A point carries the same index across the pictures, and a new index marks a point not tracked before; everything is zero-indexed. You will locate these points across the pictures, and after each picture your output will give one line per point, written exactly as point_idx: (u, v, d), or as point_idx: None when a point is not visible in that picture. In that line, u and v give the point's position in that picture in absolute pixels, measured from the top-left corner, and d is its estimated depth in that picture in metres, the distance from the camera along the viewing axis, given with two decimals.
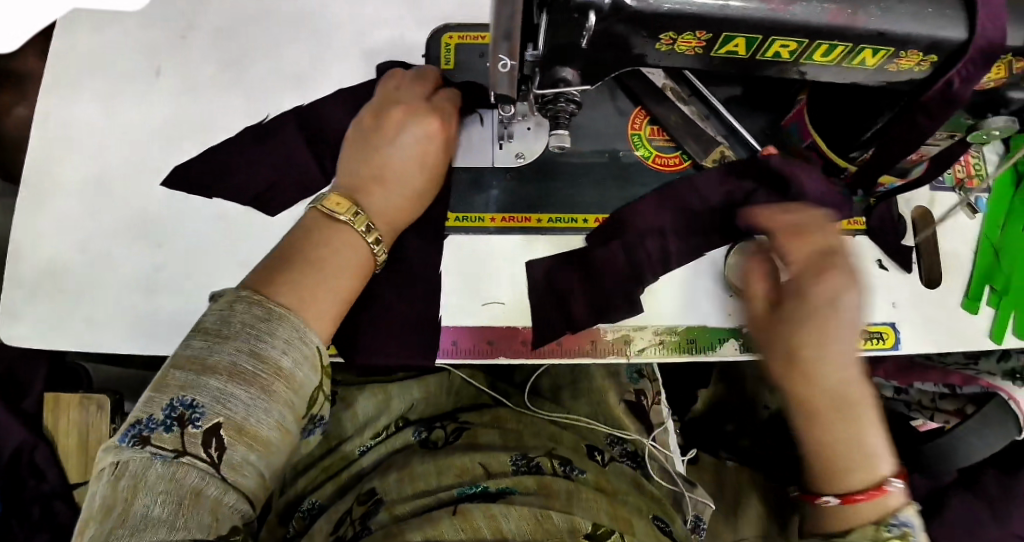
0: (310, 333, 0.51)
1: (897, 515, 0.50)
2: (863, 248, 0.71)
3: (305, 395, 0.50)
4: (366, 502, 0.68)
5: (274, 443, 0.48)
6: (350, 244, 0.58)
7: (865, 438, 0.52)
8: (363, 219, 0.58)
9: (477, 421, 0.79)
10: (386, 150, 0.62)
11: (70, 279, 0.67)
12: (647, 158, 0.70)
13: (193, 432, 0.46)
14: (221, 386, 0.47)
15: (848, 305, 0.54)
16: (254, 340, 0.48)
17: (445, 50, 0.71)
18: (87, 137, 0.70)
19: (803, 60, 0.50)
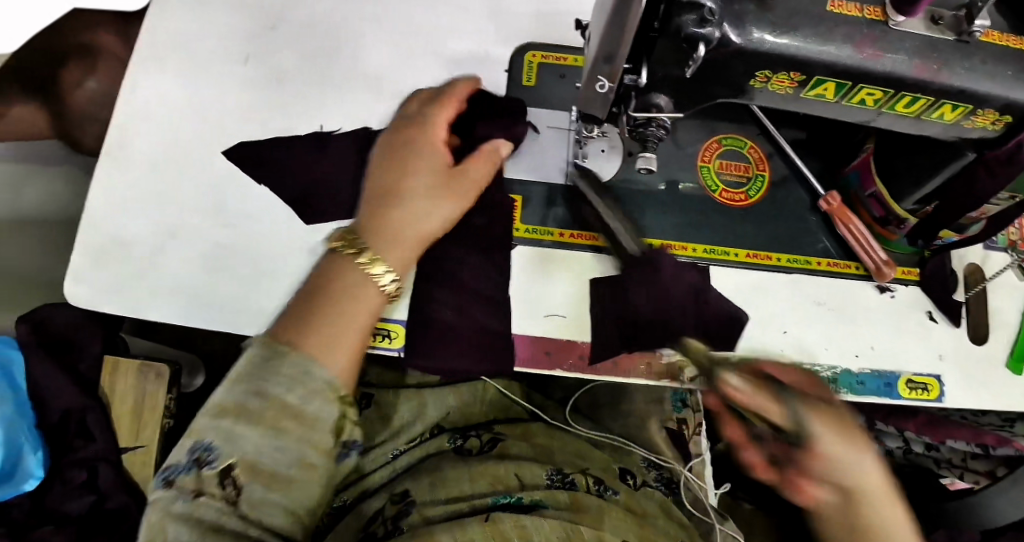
0: (317, 368, 0.53)
1: None
2: (914, 299, 0.72)
3: (322, 428, 0.53)
4: (399, 502, 0.69)
5: (295, 477, 0.52)
6: (358, 276, 0.58)
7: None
8: (366, 251, 0.59)
9: (510, 434, 0.78)
10: (393, 176, 0.63)
11: (138, 252, 0.69)
12: (712, 190, 0.71)
13: (210, 472, 0.50)
14: (231, 427, 0.51)
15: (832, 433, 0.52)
16: (259, 380, 0.52)
17: (528, 68, 0.73)
18: (170, 115, 0.73)
19: (884, 109, 0.52)
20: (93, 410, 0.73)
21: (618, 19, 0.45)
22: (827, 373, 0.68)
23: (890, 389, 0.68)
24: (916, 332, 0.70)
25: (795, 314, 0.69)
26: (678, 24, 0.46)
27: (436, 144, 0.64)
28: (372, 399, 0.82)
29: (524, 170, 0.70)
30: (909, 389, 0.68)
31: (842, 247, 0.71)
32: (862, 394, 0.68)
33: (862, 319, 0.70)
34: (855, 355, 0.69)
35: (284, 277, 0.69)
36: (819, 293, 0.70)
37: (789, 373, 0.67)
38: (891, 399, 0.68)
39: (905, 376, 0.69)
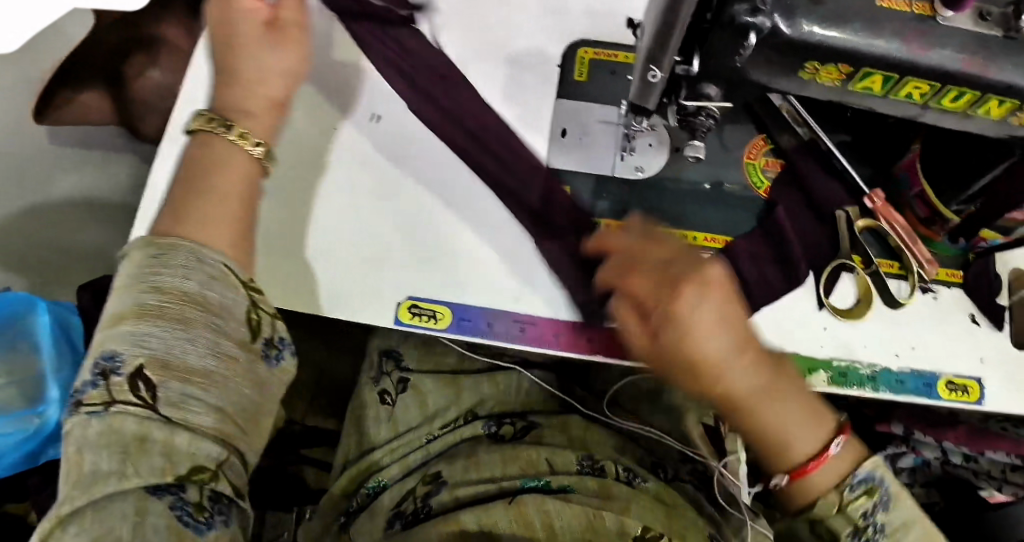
0: (207, 253, 0.49)
1: (853, 477, 0.53)
2: (957, 301, 0.71)
3: (231, 317, 0.48)
4: (430, 482, 0.71)
5: (216, 374, 0.47)
6: (227, 150, 0.54)
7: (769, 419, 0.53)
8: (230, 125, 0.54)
9: (546, 423, 0.78)
10: (235, 40, 0.56)
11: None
12: (757, 187, 0.70)
13: (118, 380, 0.44)
14: (134, 329, 0.45)
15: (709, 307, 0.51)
16: (152, 275, 0.46)
17: (579, 64, 0.73)
18: None
19: (931, 103, 0.53)
20: None
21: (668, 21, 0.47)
22: (868, 371, 0.67)
23: (929, 390, 0.68)
24: (958, 334, 0.70)
25: (837, 305, 0.68)
26: (731, 15, 0.47)
27: (255, 12, 0.57)
28: (409, 382, 0.81)
29: (568, 164, 0.69)
30: (949, 391, 0.68)
31: (882, 246, 0.70)
32: (901, 393, 0.68)
33: (905, 318, 0.69)
34: (895, 354, 0.68)
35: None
36: (857, 286, 0.69)
37: (828, 369, 0.67)
38: (929, 399, 0.68)
39: (945, 377, 0.69)
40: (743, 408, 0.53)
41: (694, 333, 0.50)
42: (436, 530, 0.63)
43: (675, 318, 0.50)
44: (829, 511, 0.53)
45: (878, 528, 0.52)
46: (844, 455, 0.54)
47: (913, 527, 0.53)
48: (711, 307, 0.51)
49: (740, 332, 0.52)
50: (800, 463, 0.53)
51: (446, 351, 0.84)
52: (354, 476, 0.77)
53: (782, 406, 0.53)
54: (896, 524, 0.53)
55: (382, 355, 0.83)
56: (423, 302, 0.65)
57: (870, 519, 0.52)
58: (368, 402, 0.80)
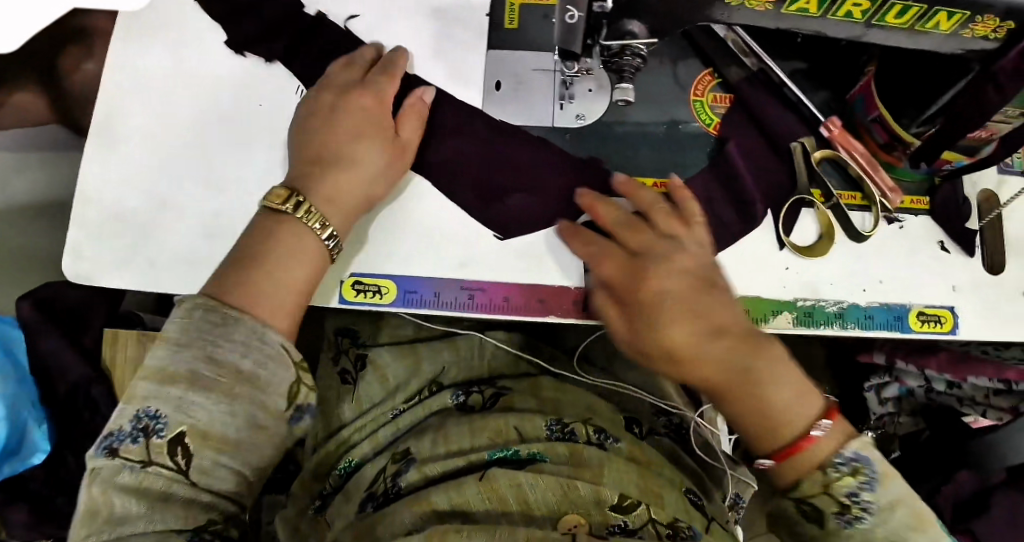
0: (269, 333, 0.50)
1: (843, 453, 0.50)
2: (925, 229, 0.68)
3: (274, 392, 0.49)
4: (399, 460, 0.68)
5: (247, 444, 0.48)
6: (296, 234, 0.55)
7: (773, 396, 0.52)
8: (307, 209, 0.56)
9: (515, 387, 0.75)
10: (335, 132, 0.59)
11: (135, 221, 0.68)
12: (708, 126, 0.66)
13: (157, 442, 0.45)
14: (182, 395, 0.46)
15: (676, 301, 0.54)
16: (211, 345, 0.48)
17: (509, 10, 0.67)
18: (155, 84, 0.71)
19: (874, 21, 0.49)
20: (96, 382, 0.71)
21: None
22: (835, 308, 0.65)
23: (901, 323, 0.65)
24: (926, 263, 0.67)
25: (798, 243, 0.65)
26: None
27: (383, 129, 0.61)
28: (368, 358, 0.79)
29: (506, 117, 0.65)
30: (920, 322, 0.66)
31: (842, 177, 0.66)
32: (871, 329, 0.65)
33: (869, 251, 0.66)
34: (863, 289, 0.66)
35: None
36: (819, 221, 0.65)
37: (793, 310, 0.64)
38: (901, 333, 0.65)
39: (917, 308, 0.66)
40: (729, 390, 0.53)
41: (665, 330, 0.53)
42: (410, 512, 0.60)
43: (653, 318, 0.54)
44: (816, 489, 0.51)
45: (867, 508, 0.49)
46: (834, 434, 0.51)
47: (898, 512, 0.49)
48: (686, 288, 0.55)
49: (720, 320, 0.54)
50: (797, 435, 0.51)
51: (402, 323, 0.81)
52: (324, 457, 0.75)
53: (777, 377, 0.52)
54: (886, 504, 0.49)
55: (340, 333, 0.81)
56: (367, 278, 0.62)
57: (858, 498, 0.50)
58: (330, 384, 0.79)
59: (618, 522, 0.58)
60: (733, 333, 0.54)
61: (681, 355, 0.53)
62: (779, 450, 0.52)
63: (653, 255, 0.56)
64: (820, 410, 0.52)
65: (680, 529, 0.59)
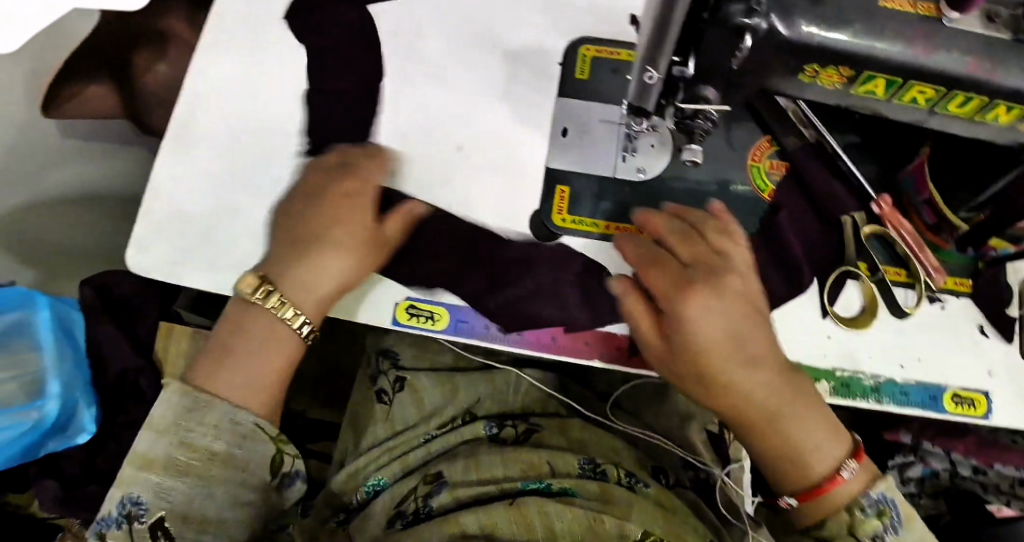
0: (242, 414, 0.57)
1: (868, 494, 0.58)
2: (965, 311, 0.69)
3: (255, 468, 0.58)
4: (431, 482, 0.70)
5: (227, 521, 0.57)
6: (268, 330, 0.60)
7: (798, 436, 0.58)
8: (286, 306, 0.60)
9: (547, 425, 0.77)
10: (315, 222, 0.62)
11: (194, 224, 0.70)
12: (762, 190, 0.68)
13: (139, 527, 0.54)
14: (158, 480, 0.55)
15: (717, 320, 0.56)
16: (185, 430, 0.56)
17: (581, 62, 0.70)
18: (238, 93, 0.73)
19: (937, 108, 0.51)
20: (146, 371, 0.75)
21: (664, 21, 0.45)
22: (871, 382, 0.66)
23: (935, 402, 0.66)
24: (963, 345, 0.68)
25: (841, 313, 0.67)
26: (726, 14, 0.44)
27: (352, 202, 0.63)
28: (406, 380, 0.80)
29: (566, 165, 0.67)
30: (954, 403, 0.66)
31: (889, 254, 0.68)
32: (905, 405, 0.66)
33: (909, 329, 0.68)
34: (900, 365, 0.67)
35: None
36: (862, 294, 0.67)
37: (829, 379, 0.65)
38: (935, 412, 0.66)
39: (952, 389, 0.67)
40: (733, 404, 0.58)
41: (696, 337, 0.56)
42: (441, 531, 0.63)
43: (674, 312, 0.57)
44: (840, 528, 0.58)
45: (893, 524, 0.57)
46: (857, 478, 0.58)
47: (911, 530, 0.57)
48: (728, 307, 0.57)
49: (754, 352, 0.58)
50: (820, 478, 0.58)
51: (441, 350, 0.83)
52: (350, 473, 0.76)
53: (807, 420, 0.58)
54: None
55: (379, 354, 0.83)
56: (420, 303, 0.64)
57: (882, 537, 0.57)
58: (366, 401, 0.81)
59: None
60: (772, 369, 0.58)
61: (722, 391, 0.57)
62: (805, 487, 0.59)
63: (704, 267, 0.59)
64: (846, 452, 0.59)
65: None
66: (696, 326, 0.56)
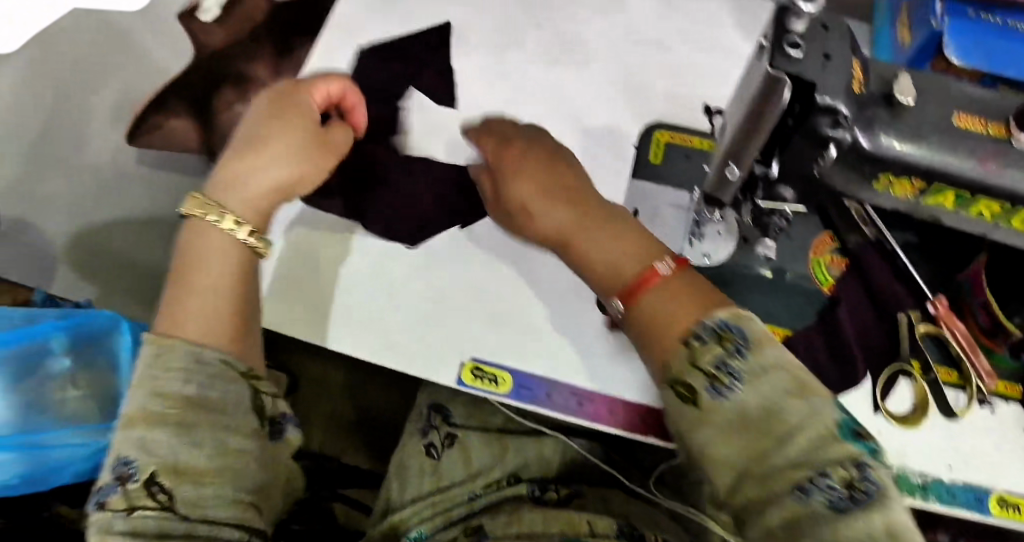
0: (207, 353, 0.54)
1: (704, 321, 0.48)
2: (1014, 417, 0.69)
3: (236, 410, 0.55)
4: (471, 535, 0.71)
5: (224, 469, 0.53)
6: (221, 249, 0.59)
7: (595, 252, 0.55)
8: (229, 219, 0.59)
9: (588, 492, 0.78)
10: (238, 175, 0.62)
11: (277, 268, 0.70)
12: (822, 283, 0.71)
13: (135, 486, 0.50)
14: (143, 435, 0.50)
15: (562, 166, 0.61)
16: (156, 379, 0.52)
17: (655, 146, 0.74)
18: None
19: (1001, 223, 0.54)
20: None
21: (749, 132, 0.50)
22: (919, 479, 0.67)
23: (980, 504, 0.66)
24: (1013, 451, 0.68)
25: (891, 409, 0.68)
26: (813, 125, 0.48)
27: (307, 122, 0.65)
28: (456, 438, 0.82)
29: None
30: (1001, 508, 0.66)
31: (942, 354, 0.70)
32: (951, 506, 0.66)
33: (958, 430, 0.68)
34: (947, 465, 0.67)
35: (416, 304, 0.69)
36: (914, 393, 0.69)
37: None
38: (979, 515, 0.66)
39: (999, 492, 0.67)
40: (571, 242, 0.57)
41: (585, 253, 0.56)
42: None
43: (507, 176, 0.61)
44: (685, 366, 0.47)
45: (736, 376, 0.45)
46: (692, 302, 0.49)
47: (789, 412, 0.44)
48: (527, 185, 0.59)
49: (572, 196, 0.58)
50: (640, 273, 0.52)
51: (493, 411, 0.84)
52: (394, 523, 0.78)
53: (604, 243, 0.55)
54: (756, 367, 0.45)
55: (430, 408, 0.85)
56: (485, 365, 0.67)
57: (724, 365, 0.46)
58: (413, 454, 0.82)
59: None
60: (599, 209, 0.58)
61: (580, 229, 0.56)
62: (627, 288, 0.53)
63: (562, 148, 0.64)
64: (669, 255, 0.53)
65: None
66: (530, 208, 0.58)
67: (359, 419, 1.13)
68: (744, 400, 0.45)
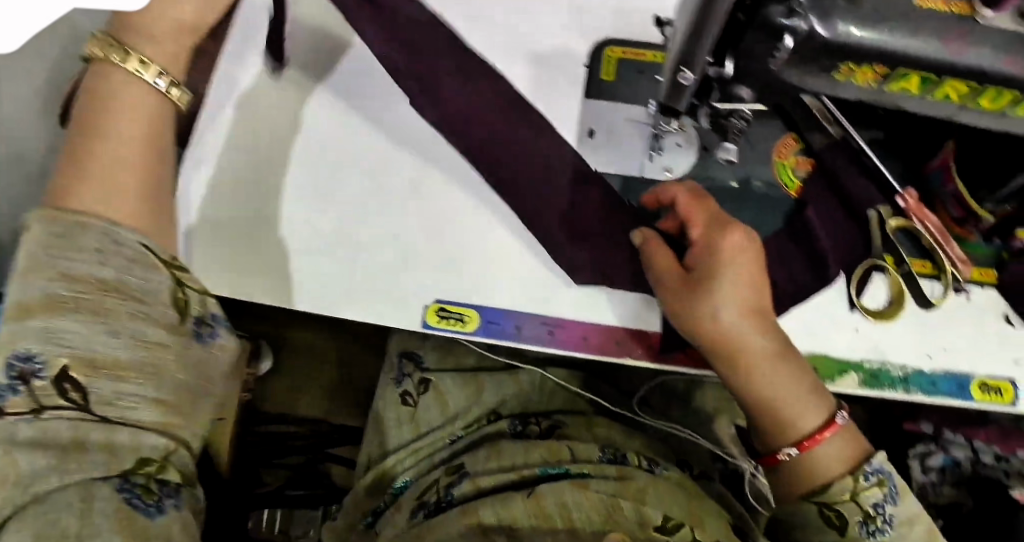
0: (121, 233, 0.49)
1: (873, 463, 0.57)
2: (990, 301, 0.70)
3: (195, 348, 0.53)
4: (454, 474, 0.71)
5: (145, 366, 0.48)
6: (132, 93, 0.53)
7: (803, 419, 0.58)
8: (140, 62, 0.54)
9: (570, 421, 0.78)
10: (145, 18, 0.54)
11: (267, 239, 0.66)
12: (788, 187, 0.70)
13: (40, 384, 0.44)
14: (49, 324, 0.45)
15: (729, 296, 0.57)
16: (59, 258, 0.46)
17: (607, 63, 0.71)
18: (305, 107, 0.70)
19: (969, 103, 0.52)
20: None
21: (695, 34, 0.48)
22: (899, 373, 0.67)
23: (962, 391, 0.67)
24: (992, 337, 0.69)
25: (868, 305, 0.68)
26: (766, 15, 0.46)
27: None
28: (431, 383, 0.81)
29: (596, 165, 0.68)
30: (983, 392, 0.67)
31: (915, 246, 0.69)
32: (934, 395, 0.67)
33: (935, 320, 0.68)
34: (928, 355, 0.67)
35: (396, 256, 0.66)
36: (890, 288, 0.68)
37: (858, 370, 0.66)
38: (962, 401, 0.67)
39: (978, 378, 0.68)
40: (782, 422, 0.58)
41: (822, 464, 0.57)
42: (458, 522, 0.62)
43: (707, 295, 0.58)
44: (843, 495, 0.56)
45: (888, 518, 0.56)
46: (841, 454, 0.57)
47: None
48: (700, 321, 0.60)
49: (691, 320, 0.59)
50: (805, 435, 0.57)
51: (466, 352, 0.84)
52: (380, 474, 0.78)
53: (795, 378, 0.58)
54: (903, 517, 0.56)
55: (403, 356, 0.83)
56: (450, 305, 0.65)
57: (881, 509, 0.56)
58: (390, 404, 0.81)
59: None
60: (756, 333, 0.58)
61: (813, 465, 0.57)
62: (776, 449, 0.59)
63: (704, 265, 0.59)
64: (822, 423, 0.58)
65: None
66: (739, 334, 0.57)
67: (346, 381, 1.12)
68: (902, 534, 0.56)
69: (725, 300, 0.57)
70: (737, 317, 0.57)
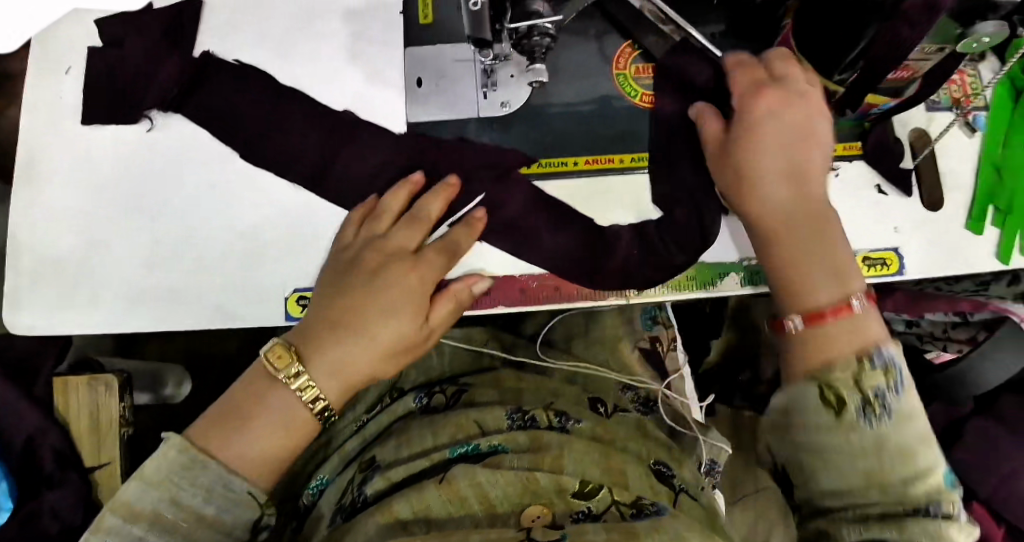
0: (235, 478, 0.53)
1: (880, 351, 0.52)
2: (859, 173, 0.68)
3: (234, 518, 0.53)
4: (366, 470, 0.65)
5: None
6: (285, 404, 0.56)
7: (806, 273, 0.57)
8: (302, 378, 0.57)
9: (477, 382, 0.74)
10: (364, 305, 0.59)
11: (80, 274, 0.66)
12: (633, 96, 0.69)
13: None
14: (141, 534, 0.51)
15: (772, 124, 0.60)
16: (177, 487, 0.52)
17: (424, 6, 0.70)
18: (91, 131, 0.68)
19: None
20: (50, 431, 0.68)
21: None
22: None
23: None
24: (866, 208, 0.68)
25: None
26: None
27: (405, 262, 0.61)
28: None
29: (433, 113, 0.68)
30: (865, 266, 0.66)
31: None
32: None
33: None
34: None
35: (225, 261, 0.66)
36: None
37: (739, 271, 0.66)
38: None
39: (861, 253, 0.67)
40: (795, 284, 0.57)
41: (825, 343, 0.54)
42: (371, 522, 0.55)
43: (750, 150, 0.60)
44: (847, 383, 0.51)
45: (888, 407, 0.50)
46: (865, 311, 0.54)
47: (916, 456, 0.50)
48: (388, 284, 0.60)
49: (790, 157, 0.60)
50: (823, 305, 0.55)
51: None
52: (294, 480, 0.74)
53: (827, 243, 0.57)
54: (905, 408, 0.50)
55: None
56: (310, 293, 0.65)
57: (882, 394, 0.50)
58: None
59: (582, 509, 0.54)
60: (807, 198, 0.59)
61: (819, 340, 0.54)
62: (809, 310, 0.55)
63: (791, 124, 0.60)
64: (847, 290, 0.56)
65: (645, 508, 0.55)
66: (766, 181, 0.59)
67: None
68: (897, 429, 0.50)
69: (766, 143, 0.60)
70: (771, 168, 0.59)
